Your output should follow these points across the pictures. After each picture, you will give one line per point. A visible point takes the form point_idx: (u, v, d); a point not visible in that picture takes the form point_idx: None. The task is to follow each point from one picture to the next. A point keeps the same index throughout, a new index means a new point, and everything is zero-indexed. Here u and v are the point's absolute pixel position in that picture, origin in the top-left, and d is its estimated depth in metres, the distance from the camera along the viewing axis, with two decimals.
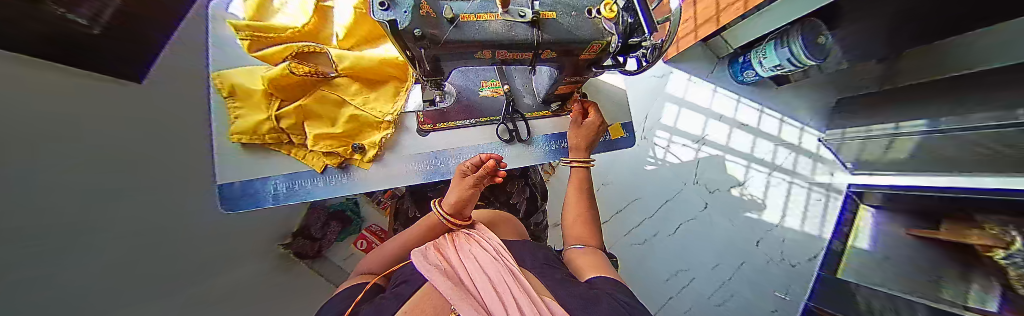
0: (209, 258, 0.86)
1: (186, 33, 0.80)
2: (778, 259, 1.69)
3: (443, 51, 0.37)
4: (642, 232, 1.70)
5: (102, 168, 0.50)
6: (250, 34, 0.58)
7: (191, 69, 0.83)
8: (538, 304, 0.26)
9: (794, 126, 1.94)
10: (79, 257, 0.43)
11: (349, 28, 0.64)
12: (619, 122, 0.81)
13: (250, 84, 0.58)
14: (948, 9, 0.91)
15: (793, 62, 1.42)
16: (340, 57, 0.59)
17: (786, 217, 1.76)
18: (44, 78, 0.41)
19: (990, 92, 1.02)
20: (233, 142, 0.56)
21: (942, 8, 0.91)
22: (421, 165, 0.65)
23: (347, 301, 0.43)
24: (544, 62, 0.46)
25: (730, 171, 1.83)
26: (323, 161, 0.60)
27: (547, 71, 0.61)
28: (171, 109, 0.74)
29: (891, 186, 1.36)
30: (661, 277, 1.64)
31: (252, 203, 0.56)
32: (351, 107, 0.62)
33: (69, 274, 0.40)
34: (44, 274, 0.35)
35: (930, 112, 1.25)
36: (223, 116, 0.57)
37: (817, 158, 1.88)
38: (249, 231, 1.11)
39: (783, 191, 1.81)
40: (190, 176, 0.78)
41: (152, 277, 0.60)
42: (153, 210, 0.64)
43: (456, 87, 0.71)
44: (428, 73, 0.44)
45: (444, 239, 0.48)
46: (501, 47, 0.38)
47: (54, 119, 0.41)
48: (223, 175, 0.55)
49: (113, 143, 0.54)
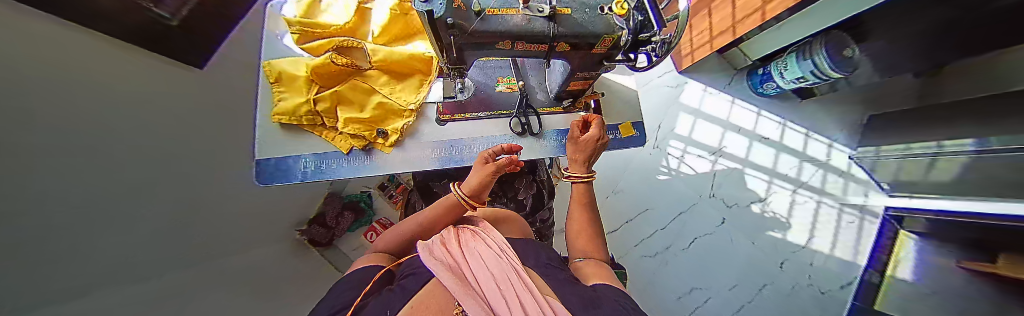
0: (226, 236, 0.91)
1: (246, 31, 0.92)
2: (805, 285, 1.56)
3: (469, 40, 0.41)
4: (653, 244, 1.63)
5: (128, 142, 0.55)
6: (300, 29, 0.67)
7: (244, 62, 0.94)
8: (540, 301, 0.28)
9: (823, 142, 1.82)
10: (84, 222, 0.45)
11: (384, 26, 0.71)
12: (630, 122, 0.82)
13: (295, 71, 0.65)
14: (989, 21, 0.86)
15: (816, 74, 1.40)
16: (375, 51, 0.67)
17: (814, 238, 1.64)
18: (89, 56, 0.46)
19: None
20: (275, 122, 0.64)
21: (983, 19, 0.86)
22: (437, 151, 0.69)
23: (357, 289, 0.44)
24: (558, 55, 0.49)
25: (750, 186, 1.74)
26: (350, 143, 0.65)
27: (560, 66, 0.64)
28: (215, 96, 0.82)
29: (934, 211, 1.25)
30: (673, 294, 1.55)
31: (283, 179, 0.62)
32: (379, 95, 0.68)
33: (68, 239, 0.42)
34: (43, 234, 0.37)
35: (975, 131, 1.15)
36: (270, 99, 0.64)
37: (848, 177, 1.75)
38: (273, 214, 1.19)
39: (810, 210, 1.69)
40: (216, 159, 0.85)
41: (155, 253, 0.63)
42: (173, 188, 0.68)
43: (474, 81, 0.76)
44: (453, 61, 0.49)
45: (451, 233, 0.50)
46: (520, 38, 0.42)
47: (86, 92, 0.45)
48: (262, 152, 0.62)
49: (148, 122, 0.60)
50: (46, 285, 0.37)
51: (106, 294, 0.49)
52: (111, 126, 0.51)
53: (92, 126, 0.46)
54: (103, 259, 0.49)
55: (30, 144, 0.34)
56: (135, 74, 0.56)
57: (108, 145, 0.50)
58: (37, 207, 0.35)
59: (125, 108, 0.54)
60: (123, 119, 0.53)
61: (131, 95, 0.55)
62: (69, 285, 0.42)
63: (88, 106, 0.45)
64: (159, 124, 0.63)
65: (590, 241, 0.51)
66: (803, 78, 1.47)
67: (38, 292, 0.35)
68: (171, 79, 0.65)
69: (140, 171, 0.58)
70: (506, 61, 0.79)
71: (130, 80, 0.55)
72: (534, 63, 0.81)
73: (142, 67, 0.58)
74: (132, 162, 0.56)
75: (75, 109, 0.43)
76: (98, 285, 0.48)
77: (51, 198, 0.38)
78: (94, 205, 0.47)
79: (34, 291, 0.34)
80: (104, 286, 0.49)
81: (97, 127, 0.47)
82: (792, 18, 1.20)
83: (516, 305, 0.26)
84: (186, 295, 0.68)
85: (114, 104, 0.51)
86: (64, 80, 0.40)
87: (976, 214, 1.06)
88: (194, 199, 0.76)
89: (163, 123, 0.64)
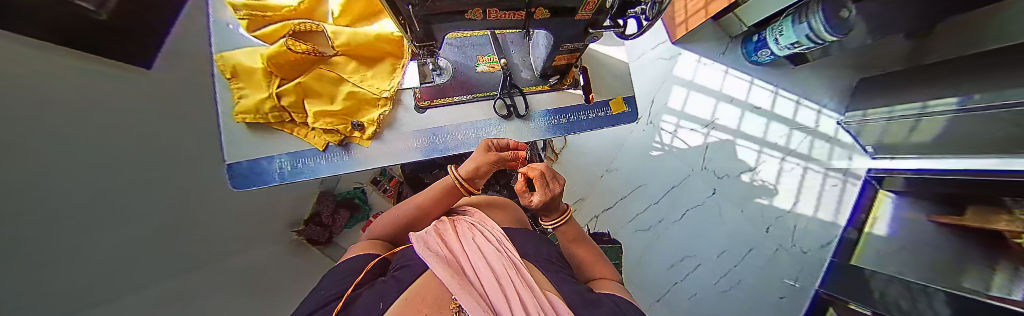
0: (222, 241, 0.90)
1: (193, 20, 0.82)
2: (790, 246, 1.65)
3: (435, 12, 0.37)
4: (647, 219, 1.68)
5: (98, 151, 0.51)
6: (247, 13, 0.59)
7: (198, 57, 0.85)
8: (540, 297, 0.28)
9: (812, 108, 1.83)
10: (82, 235, 0.45)
11: (344, 4, 0.64)
12: (621, 96, 0.78)
13: (251, 63, 0.59)
14: None
15: (811, 38, 1.36)
16: (336, 33, 0.60)
17: (800, 202, 1.70)
18: (32, 61, 0.41)
19: (1014, 66, 0.95)
20: (239, 122, 0.59)
21: None
22: (419, 141, 0.65)
23: (348, 279, 0.42)
24: (538, 23, 0.45)
25: (741, 156, 1.77)
26: (324, 139, 0.61)
27: (543, 37, 0.58)
28: (176, 97, 0.76)
29: (912, 171, 1.29)
30: (666, 264, 1.63)
31: (258, 181, 0.58)
32: (349, 84, 0.63)
33: (70, 251, 0.42)
34: (44, 248, 0.36)
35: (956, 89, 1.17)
36: (228, 96, 0.58)
37: (836, 142, 1.78)
38: (265, 217, 1.17)
39: (797, 176, 1.74)
40: (200, 164, 0.82)
41: (161, 259, 0.64)
42: (162, 195, 0.66)
43: (453, 62, 0.70)
44: (420, 37, 0.44)
45: (447, 223, 0.49)
46: (491, 5, 0.37)
47: (48, 102, 0.42)
48: (231, 153, 0.58)
49: (112, 127, 0.55)
50: (60, 298, 0.37)
51: (121, 301, 0.50)
52: (81, 135, 0.48)
53: (64, 138, 0.44)
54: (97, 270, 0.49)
55: (15, 157, 0.33)
56: (79, 77, 0.50)
57: (80, 156, 0.47)
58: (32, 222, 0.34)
59: (88, 116, 0.50)
60: (88, 126, 0.50)
61: (87, 100, 0.50)
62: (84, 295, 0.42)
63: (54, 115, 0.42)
64: (127, 131, 0.59)
65: (596, 263, 0.55)
66: (797, 43, 1.43)
67: (54, 304, 0.35)
68: (122, 82, 0.60)
69: (120, 179, 0.56)
70: (486, 37, 0.73)
71: (79, 85, 0.50)
72: (517, 39, 0.75)
73: (78, 69, 0.51)
74: (108, 171, 0.53)
75: (42, 119, 0.40)
76: (115, 292, 0.49)
77: (43, 213, 0.37)
78: (86, 217, 0.46)
79: (49, 303, 0.35)
80: (118, 293, 0.50)
81: (70, 138, 0.45)
82: None
83: (516, 301, 0.25)
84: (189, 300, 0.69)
85: (76, 112, 0.47)
86: (25, 92, 0.37)
87: (949, 171, 1.10)
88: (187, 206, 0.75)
89: (129, 130, 0.60)
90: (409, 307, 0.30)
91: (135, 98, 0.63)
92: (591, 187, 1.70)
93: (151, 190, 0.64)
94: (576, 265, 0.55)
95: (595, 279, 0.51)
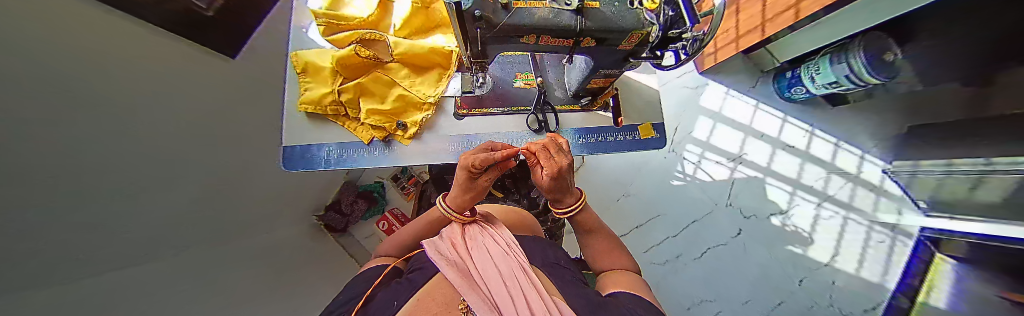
0: (239, 219, 0.96)
1: (276, 22, 0.95)
2: (826, 304, 1.44)
3: (495, 35, 0.42)
4: (664, 251, 1.59)
5: (148, 121, 0.56)
6: (326, 21, 0.68)
7: (273, 54, 0.98)
8: (546, 299, 0.32)
9: (854, 153, 1.70)
10: (93, 200, 0.46)
11: (406, 19, 0.72)
12: (650, 122, 0.80)
13: (320, 62, 0.67)
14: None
15: (851, 79, 1.33)
16: (397, 43, 0.68)
17: (839, 253, 1.52)
18: (111, 28, 0.46)
19: None
20: (301, 111, 0.67)
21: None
22: (453, 145, 0.69)
23: (366, 284, 0.47)
24: (581, 50, 0.49)
25: (771, 197, 1.66)
26: (371, 134, 0.67)
27: (582, 63, 0.63)
28: (241, 85, 0.87)
29: (976, 235, 1.15)
30: (683, 305, 1.50)
31: (305, 166, 0.65)
32: (400, 88, 0.69)
33: (78, 214, 0.43)
34: (52, 208, 0.38)
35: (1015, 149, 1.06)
36: (297, 88, 0.67)
37: (880, 191, 1.62)
38: (293, 200, 1.27)
39: (837, 225, 1.58)
40: (236, 144, 0.88)
41: (167, 234, 0.65)
42: (184, 171, 0.70)
43: (494, 77, 0.76)
44: (477, 55, 0.49)
45: (458, 229, 0.52)
46: (546, 32, 0.41)
47: (116, 69, 0.47)
48: (288, 139, 0.65)
49: (175, 105, 0.63)
50: (43, 263, 0.37)
51: (112, 274, 0.50)
52: (135, 102, 0.52)
53: (119, 102, 0.49)
54: (123, 237, 0.53)
55: (53, 119, 0.35)
56: (166, 58, 0.59)
57: (135, 122, 0.52)
58: (49, 182, 0.36)
59: (151, 87, 0.56)
60: (149, 96, 0.55)
61: (159, 73, 0.57)
62: (67, 264, 0.41)
63: (118, 82, 0.48)
64: (182, 105, 0.65)
65: (612, 253, 0.57)
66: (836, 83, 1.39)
67: (35, 271, 0.35)
68: (203, 64, 0.70)
69: (164, 149, 0.61)
70: (526, 57, 0.79)
71: (160, 66, 0.58)
72: (554, 60, 0.80)
73: (158, 45, 0.57)
74: (151, 140, 0.58)
75: (99, 85, 0.44)
76: (107, 264, 0.50)
77: (62, 174, 0.39)
78: (112, 180, 0.50)
79: (31, 268, 0.34)
80: (104, 266, 0.49)
81: (125, 109, 0.50)
82: (834, 15, 1.12)
83: (523, 305, 0.30)
84: (199, 271, 0.71)
85: (140, 82, 0.53)
86: (87, 55, 0.41)
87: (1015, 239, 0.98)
88: (203, 184, 0.78)
89: (187, 107, 0.67)
90: (420, 307, 0.34)
91: (204, 79, 0.71)
92: (606, 210, 1.65)
93: (183, 166, 0.69)
94: (591, 258, 0.58)
95: (606, 272, 0.55)
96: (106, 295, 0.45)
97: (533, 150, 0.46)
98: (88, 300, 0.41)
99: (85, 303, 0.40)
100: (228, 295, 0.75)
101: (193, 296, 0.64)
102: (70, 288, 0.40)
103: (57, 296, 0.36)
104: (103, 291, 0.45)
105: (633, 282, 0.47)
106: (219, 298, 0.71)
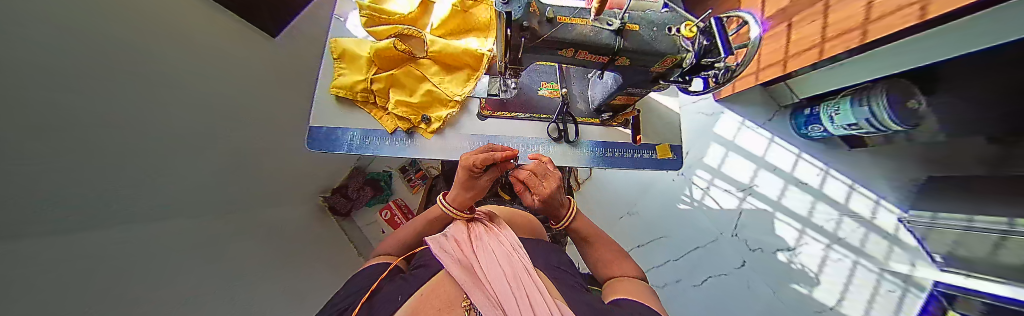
0: (248, 190, 0.98)
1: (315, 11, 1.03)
2: None
3: (537, 45, 0.44)
4: (664, 274, 1.56)
5: (164, 75, 0.57)
6: (369, 13, 0.72)
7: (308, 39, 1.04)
8: (550, 303, 0.32)
9: (868, 197, 1.67)
10: (105, 155, 0.45)
11: (444, 20, 0.75)
12: (668, 143, 0.80)
13: (358, 51, 0.71)
14: None
15: (871, 123, 1.29)
16: (433, 42, 0.70)
17: (845, 299, 1.46)
18: None
19: None
20: (332, 95, 0.69)
21: None
22: (474, 144, 0.71)
23: (370, 279, 0.48)
24: (614, 68, 0.51)
25: (779, 232, 1.63)
26: (396, 124, 0.70)
27: (610, 79, 0.65)
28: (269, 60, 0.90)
29: (993, 296, 1.05)
30: None
31: (329, 150, 0.67)
32: (429, 84, 0.72)
33: (90, 168, 0.43)
34: (62, 156, 0.37)
35: None
36: (331, 73, 0.71)
37: (893, 240, 1.57)
38: (303, 178, 1.29)
39: (846, 270, 1.53)
40: (253, 115, 0.89)
41: (173, 198, 0.65)
42: (200, 134, 0.71)
43: (521, 83, 0.78)
44: (512, 61, 0.51)
45: (462, 228, 0.51)
46: (585, 48, 0.44)
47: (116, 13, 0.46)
48: (315, 123, 0.68)
49: (190, 65, 0.64)
50: (50, 208, 0.36)
51: (122, 229, 0.50)
52: (141, 54, 0.51)
53: (109, 52, 0.45)
54: (135, 196, 0.53)
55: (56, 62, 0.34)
56: (178, 15, 0.61)
57: (143, 73, 0.52)
58: (60, 127, 0.35)
59: (163, 40, 0.57)
60: (165, 47, 0.57)
61: (171, 26, 0.59)
62: (73, 215, 0.40)
63: (107, 40, 0.44)
64: (189, 58, 0.65)
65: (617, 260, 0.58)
66: (855, 125, 1.36)
67: (40, 220, 0.34)
68: (216, 29, 0.73)
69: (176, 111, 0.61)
70: (553, 67, 0.82)
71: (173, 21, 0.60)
72: (579, 73, 0.82)
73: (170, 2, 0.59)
74: (163, 93, 0.57)
75: (110, 18, 0.44)
76: (123, 214, 0.50)
77: (71, 117, 0.37)
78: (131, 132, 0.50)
79: (34, 217, 0.33)
80: (118, 219, 0.50)
81: (123, 61, 0.47)
82: (867, 54, 1.10)
83: (526, 307, 0.30)
84: (203, 237, 0.72)
85: (152, 32, 0.54)
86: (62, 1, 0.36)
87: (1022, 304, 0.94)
88: (221, 149, 0.80)
89: (203, 70, 0.68)
90: (423, 303, 0.35)
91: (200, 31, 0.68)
92: (611, 226, 1.64)
93: (196, 133, 0.69)
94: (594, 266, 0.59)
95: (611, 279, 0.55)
96: (109, 250, 0.44)
97: (521, 179, 0.53)
98: (87, 254, 0.40)
99: (80, 258, 0.38)
100: (232, 264, 0.75)
101: (194, 262, 0.63)
102: (69, 240, 0.39)
103: (53, 248, 0.34)
104: (105, 246, 0.44)
105: (637, 290, 0.47)
106: (220, 266, 0.70)
